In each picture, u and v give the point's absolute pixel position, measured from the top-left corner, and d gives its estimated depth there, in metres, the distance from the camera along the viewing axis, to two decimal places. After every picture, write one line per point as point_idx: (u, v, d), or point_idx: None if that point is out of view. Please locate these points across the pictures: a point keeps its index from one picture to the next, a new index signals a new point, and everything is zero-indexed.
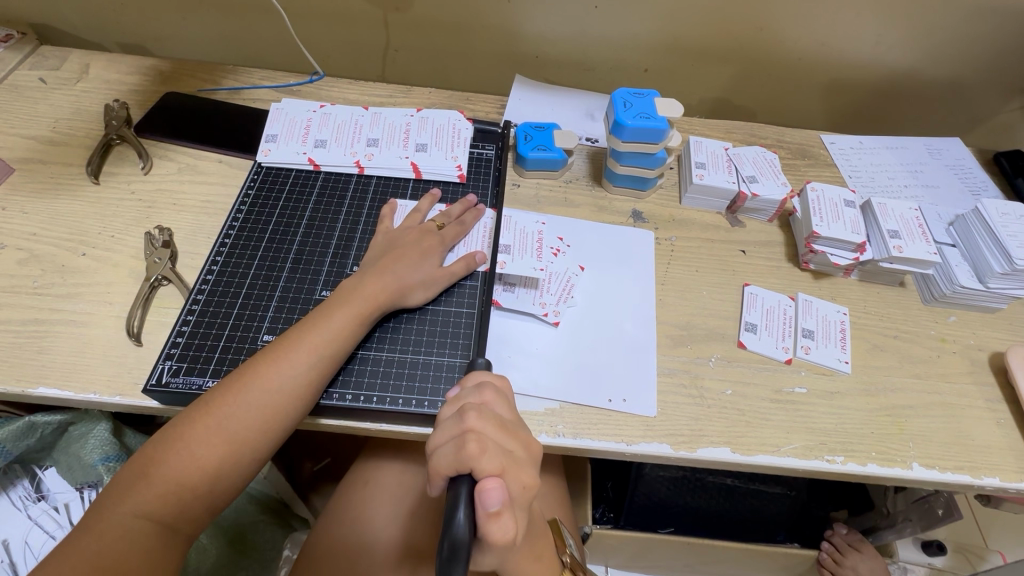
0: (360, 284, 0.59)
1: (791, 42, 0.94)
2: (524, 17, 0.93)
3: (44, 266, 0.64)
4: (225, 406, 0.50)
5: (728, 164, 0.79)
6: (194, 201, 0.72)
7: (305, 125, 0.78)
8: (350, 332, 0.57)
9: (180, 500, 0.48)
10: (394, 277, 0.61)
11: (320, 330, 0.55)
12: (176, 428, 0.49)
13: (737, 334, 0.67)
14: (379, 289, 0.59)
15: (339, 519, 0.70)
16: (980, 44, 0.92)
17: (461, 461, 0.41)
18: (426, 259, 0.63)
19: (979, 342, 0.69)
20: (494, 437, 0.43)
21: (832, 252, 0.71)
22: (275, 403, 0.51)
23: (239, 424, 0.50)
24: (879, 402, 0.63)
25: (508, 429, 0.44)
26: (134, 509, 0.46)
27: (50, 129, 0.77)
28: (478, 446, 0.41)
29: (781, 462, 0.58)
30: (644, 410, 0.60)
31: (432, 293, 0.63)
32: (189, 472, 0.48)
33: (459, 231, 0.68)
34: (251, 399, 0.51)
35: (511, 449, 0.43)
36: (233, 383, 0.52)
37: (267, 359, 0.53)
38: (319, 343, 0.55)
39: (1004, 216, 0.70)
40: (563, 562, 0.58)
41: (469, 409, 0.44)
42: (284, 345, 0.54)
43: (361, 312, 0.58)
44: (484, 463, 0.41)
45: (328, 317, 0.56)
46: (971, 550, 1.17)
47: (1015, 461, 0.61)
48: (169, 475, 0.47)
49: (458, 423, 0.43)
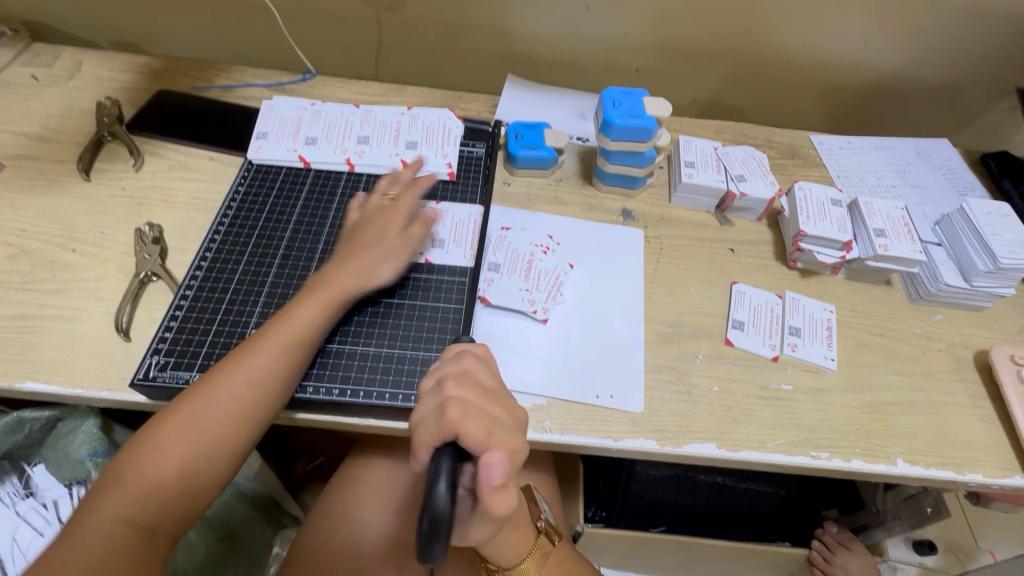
0: (323, 276, 0.60)
1: (781, 43, 0.95)
2: (516, 17, 0.93)
3: (34, 262, 0.64)
4: (196, 404, 0.51)
5: (717, 163, 0.79)
6: (184, 198, 0.72)
7: (297, 122, 0.79)
8: (315, 324, 0.57)
9: (159, 501, 0.48)
10: (355, 263, 0.61)
11: (287, 324, 0.56)
12: (149, 431, 0.50)
13: (724, 331, 0.67)
14: (348, 284, 0.60)
15: (328, 515, 0.70)
16: (968, 45, 0.93)
17: (442, 425, 0.41)
18: (388, 237, 0.64)
19: (964, 339, 0.70)
20: (474, 400, 0.44)
21: (818, 251, 0.71)
22: (246, 398, 0.52)
23: (212, 422, 0.50)
24: (864, 399, 0.64)
25: (488, 395, 0.45)
26: (111, 513, 0.46)
27: (41, 126, 0.78)
28: (459, 409, 0.42)
29: (767, 458, 0.59)
30: (631, 406, 0.61)
31: (397, 265, 0.63)
32: (166, 473, 0.48)
33: (425, 216, 0.68)
34: (222, 397, 0.51)
35: (494, 414, 0.44)
36: (204, 383, 0.52)
37: (236, 356, 0.54)
38: (284, 337, 0.55)
39: (989, 215, 0.71)
40: (539, 527, 0.61)
41: (448, 379, 0.45)
42: (252, 342, 0.55)
43: (324, 303, 0.58)
44: (467, 424, 0.41)
45: (293, 312, 0.57)
46: (962, 549, 1.18)
47: (998, 457, 0.62)
48: (147, 477, 0.48)
49: (437, 393, 0.44)
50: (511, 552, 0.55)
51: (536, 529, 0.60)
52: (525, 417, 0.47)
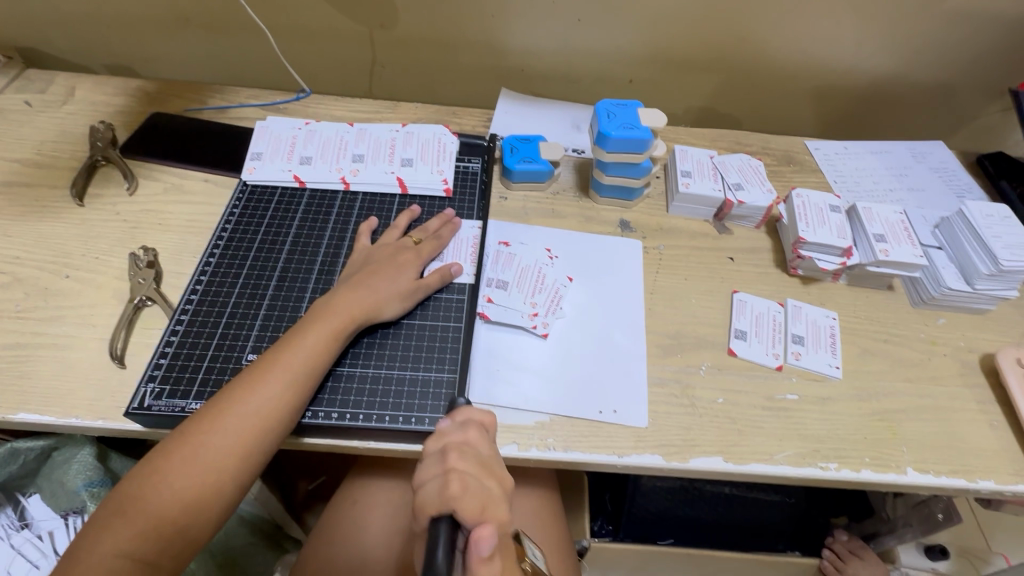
0: (336, 302, 0.59)
1: (774, 50, 0.95)
2: (509, 32, 0.94)
3: (27, 289, 0.63)
4: (203, 435, 0.49)
5: (714, 172, 0.79)
6: (179, 221, 0.72)
7: (291, 142, 0.78)
8: (325, 351, 0.56)
9: (162, 536, 0.46)
10: (369, 291, 0.60)
11: (296, 352, 0.55)
12: (152, 462, 0.48)
13: (726, 341, 0.67)
14: (354, 305, 0.59)
15: (331, 539, 0.69)
16: (958, 48, 0.93)
17: (442, 499, 0.39)
18: (401, 272, 0.63)
19: (969, 343, 0.69)
20: (474, 474, 0.42)
21: (818, 258, 0.71)
22: (255, 429, 0.51)
23: (219, 455, 0.49)
24: (871, 407, 0.63)
25: (488, 467, 0.44)
26: (113, 547, 0.44)
27: (34, 152, 0.77)
28: (460, 483, 0.40)
29: (775, 470, 0.58)
30: (636, 421, 0.60)
31: (409, 303, 0.62)
32: (171, 507, 0.47)
33: (435, 245, 0.67)
34: (231, 426, 0.50)
35: (491, 486, 0.42)
36: (212, 413, 0.51)
37: (243, 385, 0.52)
38: (294, 365, 0.54)
39: (988, 218, 0.70)
40: None
41: (451, 448, 0.43)
42: (261, 368, 0.53)
43: (335, 329, 0.57)
44: (465, 501, 0.39)
45: (301, 338, 0.56)
46: (975, 554, 1.17)
47: (1010, 463, 0.60)
48: (149, 512, 0.46)
49: (439, 462, 0.42)
50: None
51: None
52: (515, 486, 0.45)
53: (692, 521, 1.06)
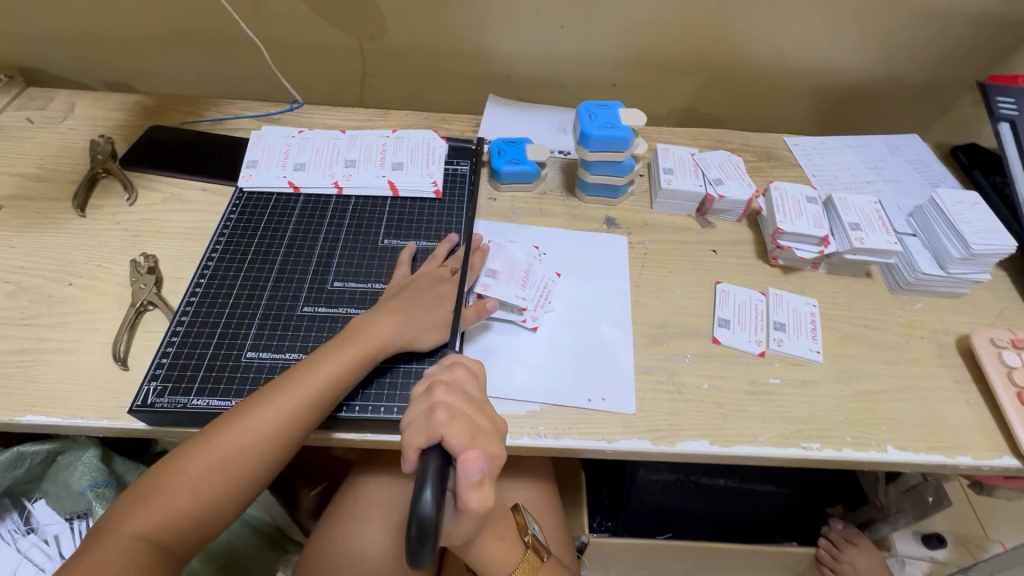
0: (368, 327, 0.60)
1: (751, 51, 0.99)
2: (495, 40, 0.97)
3: (32, 297, 0.66)
4: (227, 438, 0.51)
5: (695, 169, 0.82)
6: (178, 228, 0.74)
7: (286, 150, 0.81)
8: (348, 377, 0.57)
9: (179, 525, 0.49)
10: (403, 325, 0.61)
11: (320, 372, 0.55)
12: (174, 462, 0.50)
13: (710, 330, 0.69)
14: (387, 336, 0.59)
15: (331, 534, 0.71)
16: (929, 44, 0.97)
17: (431, 430, 0.41)
18: (439, 303, 0.63)
19: (945, 326, 0.71)
20: (462, 407, 0.43)
21: (797, 247, 0.73)
22: (275, 441, 0.53)
23: (242, 460, 0.51)
24: (852, 388, 0.65)
25: (477, 405, 0.45)
26: (137, 530, 0.47)
27: (37, 166, 0.80)
28: (446, 413, 0.42)
29: (759, 451, 0.60)
30: (624, 407, 0.62)
31: (441, 337, 0.61)
32: (192, 499, 0.49)
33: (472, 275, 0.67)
34: (253, 435, 0.52)
35: (481, 422, 0.44)
36: (236, 422, 0.52)
37: (267, 398, 0.54)
38: (311, 387, 0.55)
39: (958, 205, 0.73)
40: (524, 542, 0.59)
41: (438, 383, 0.45)
42: (291, 381, 0.55)
43: (362, 354, 0.58)
44: (452, 429, 0.41)
45: (323, 361, 0.56)
46: (971, 541, 1.18)
47: (987, 439, 0.62)
48: (170, 503, 0.49)
49: (427, 395, 0.44)
50: (502, 560, 0.56)
51: (522, 544, 0.59)
52: (507, 428, 0.47)
53: (689, 515, 1.07)
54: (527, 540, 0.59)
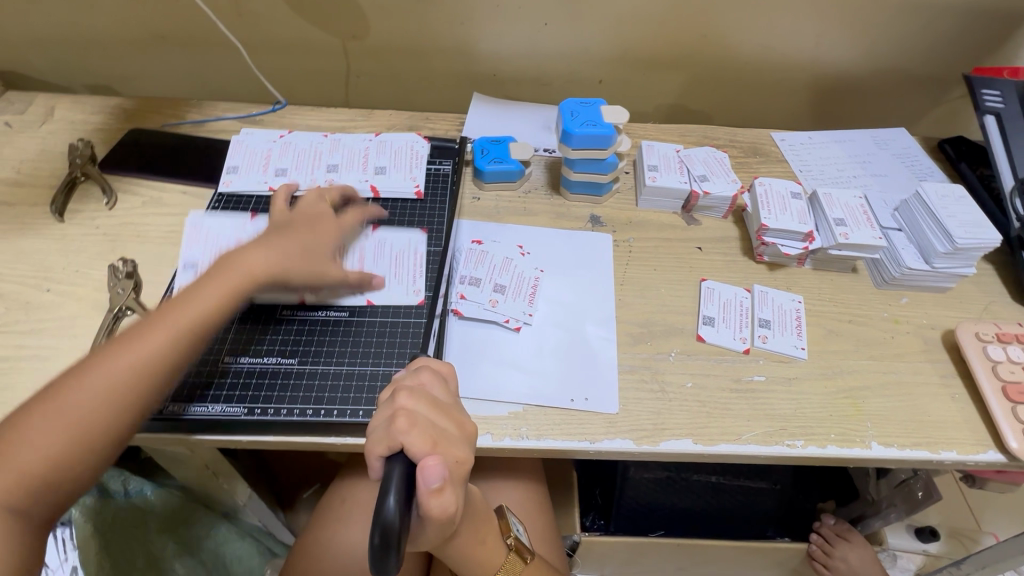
0: (240, 260, 0.60)
1: (736, 46, 0.98)
2: (478, 38, 0.96)
3: (9, 304, 0.65)
4: (82, 382, 0.48)
5: (680, 165, 0.81)
6: (157, 232, 0.73)
7: (267, 154, 0.80)
8: (220, 307, 0.56)
9: (38, 488, 0.43)
10: (275, 258, 0.61)
11: (190, 305, 0.55)
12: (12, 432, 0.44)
13: (695, 328, 0.68)
14: (258, 267, 0.60)
15: (316, 539, 0.70)
16: (916, 36, 0.96)
17: (391, 438, 0.40)
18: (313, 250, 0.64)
19: (931, 321, 0.71)
20: (426, 414, 0.42)
21: (782, 243, 0.73)
22: (144, 381, 0.50)
23: (100, 398, 0.48)
24: (837, 385, 0.65)
25: (442, 408, 0.44)
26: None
27: (14, 171, 0.79)
28: (407, 421, 0.41)
29: (743, 450, 0.59)
30: (607, 407, 0.61)
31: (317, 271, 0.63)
32: (42, 453, 0.44)
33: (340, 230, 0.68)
34: (117, 372, 0.49)
35: (444, 426, 0.43)
36: (86, 367, 0.49)
37: (129, 338, 0.51)
38: (179, 320, 0.53)
39: (943, 198, 0.72)
40: (507, 546, 0.57)
41: (401, 390, 0.44)
42: (148, 324, 0.53)
43: (231, 285, 0.58)
44: (413, 437, 0.40)
45: (197, 292, 0.56)
46: (964, 534, 1.18)
47: (972, 434, 0.62)
48: (14, 464, 0.43)
49: (391, 403, 0.43)
50: (482, 563, 0.55)
51: (504, 548, 0.57)
52: (477, 432, 0.46)
53: (681, 513, 1.07)
54: (509, 544, 0.57)
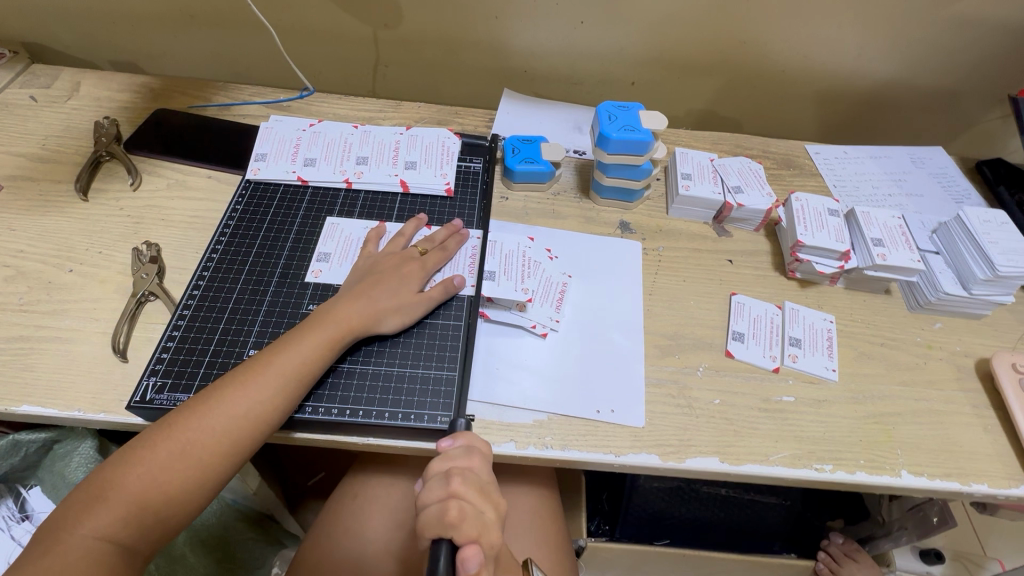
0: (336, 309, 0.59)
1: (775, 54, 0.96)
2: (511, 33, 0.94)
3: (31, 283, 0.64)
4: (189, 424, 0.50)
5: (714, 175, 0.79)
6: (182, 216, 0.72)
7: (295, 143, 0.79)
8: (319, 359, 0.56)
9: (141, 523, 0.47)
10: (370, 303, 0.60)
11: (290, 355, 0.55)
12: (135, 450, 0.48)
13: (724, 343, 0.67)
14: (354, 316, 0.58)
15: (328, 534, 0.69)
16: (959, 55, 0.94)
17: (442, 526, 0.41)
18: (404, 285, 0.62)
19: (965, 348, 0.70)
20: (474, 503, 0.44)
21: (817, 261, 0.72)
22: (246, 430, 0.51)
23: (200, 445, 0.49)
24: (867, 410, 0.63)
25: (487, 494, 0.46)
26: (94, 531, 0.45)
27: (39, 147, 0.78)
28: (458, 512, 0.42)
29: (769, 471, 0.58)
30: (632, 421, 0.60)
31: (406, 321, 0.61)
32: (149, 491, 0.47)
33: (442, 256, 0.67)
34: (220, 419, 0.50)
35: (486, 516, 0.44)
36: (194, 408, 0.51)
37: (234, 382, 0.52)
38: (284, 370, 0.54)
39: (985, 224, 0.71)
40: None
41: (455, 472, 0.45)
42: (251, 366, 0.54)
43: (331, 339, 0.57)
44: (463, 528, 0.42)
45: (304, 339, 0.56)
46: (970, 558, 1.16)
47: (1004, 467, 0.61)
48: (125, 496, 0.46)
49: (442, 486, 0.44)
50: None
51: None
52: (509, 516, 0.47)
53: (687, 522, 1.06)
54: None
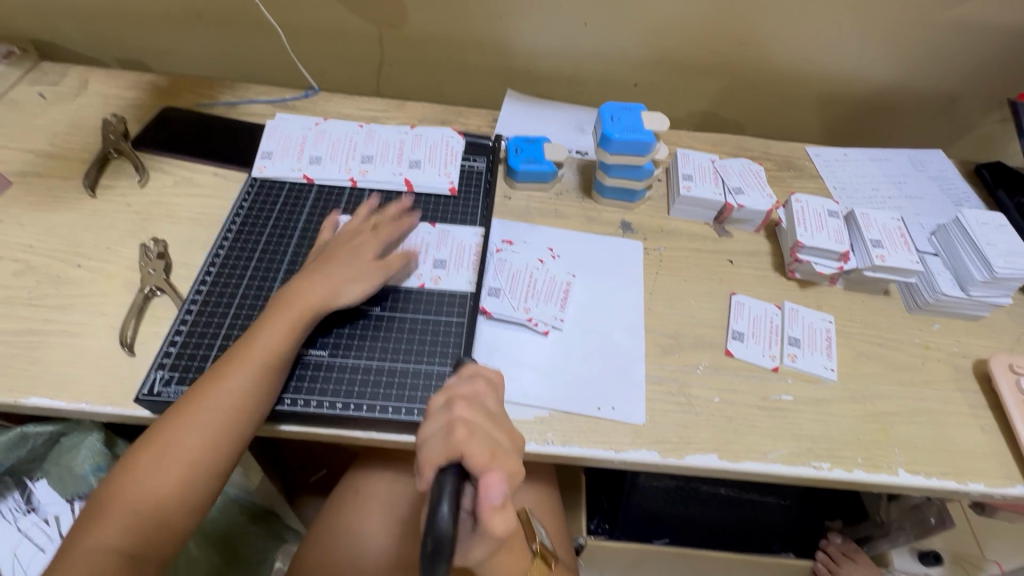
0: (293, 290, 0.60)
1: (776, 57, 0.97)
2: (515, 34, 0.95)
3: (40, 277, 0.65)
4: (172, 428, 0.51)
5: (715, 176, 0.80)
6: (189, 213, 0.73)
7: (301, 141, 0.80)
8: (277, 342, 0.56)
9: (144, 529, 0.48)
10: (323, 278, 0.61)
11: (246, 346, 0.56)
12: (127, 464, 0.50)
13: (724, 342, 0.68)
14: (304, 292, 0.59)
15: (330, 529, 0.70)
16: (959, 58, 0.95)
17: (451, 448, 0.41)
18: (356, 258, 0.63)
19: (963, 349, 0.70)
20: (484, 426, 0.43)
21: (816, 262, 0.72)
22: (229, 422, 0.52)
23: (186, 444, 0.51)
24: (865, 409, 0.64)
25: (496, 420, 0.45)
26: (96, 543, 0.47)
27: (48, 143, 0.79)
28: (465, 432, 0.42)
29: (769, 468, 0.59)
30: (633, 418, 0.61)
31: (364, 286, 0.62)
32: (147, 499, 0.49)
33: (399, 239, 0.68)
34: (203, 417, 0.52)
35: (498, 438, 0.44)
36: (176, 411, 0.52)
37: (210, 380, 0.54)
38: (248, 360, 0.55)
39: (984, 226, 0.71)
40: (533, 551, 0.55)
41: (458, 400, 0.45)
42: (227, 362, 0.55)
43: (288, 323, 0.58)
44: (471, 448, 0.41)
45: (259, 330, 0.57)
46: (967, 560, 1.16)
47: (1000, 467, 0.62)
48: (126, 505, 0.48)
49: (445, 412, 0.44)
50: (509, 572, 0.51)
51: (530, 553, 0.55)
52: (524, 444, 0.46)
53: (685, 521, 1.06)
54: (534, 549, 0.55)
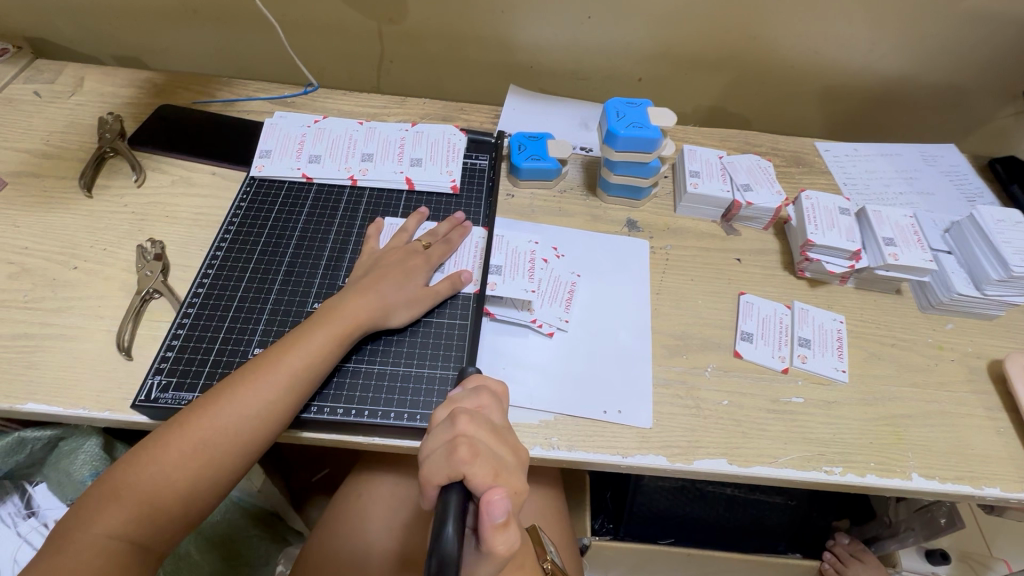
0: (342, 305, 0.58)
1: (785, 50, 0.94)
2: (518, 28, 0.93)
3: (36, 279, 0.64)
4: (201, 422, 0.49)
5: (722, 173, 0.79)
6: (186, 213, 0.72)
7: (300, 140, 0.78)
8: (328, 352, 0.55)
9: (155, 522, 0.47)
10: (378, 297, 0.59)
11: (301, 351, 0.54)
12: (148, 449, 0.48)
13: (733, 343, 0.66)
14: (361, 311, 0.58)
15: (332, 532, 0.69)
16: (973, 50, 0.92)
17: (453, 466, 0.39)
18: (409, 279, 0.62)
19: (977, 349, 0.69)
20: (488, 443, 0.42)
21: (827, 260, 0.71)
22: (257, 427, 0.51)
23: (212, 443, 0.49)
24: (877, 412, 0.62)
25: (500, 435, 0.44)
26: (107, 530, 0.45)
27: (43, 142, 0.78)
28: (469, 450, 0.40)
29: (779, 473, 0.58)
30: (640, 421, 0.60)
31: (417, 312, 0.62)
32: (160, 490, 0.47)
33: (445, 250, 0.67)
34: (230, 419, 0.50)
35: (502, 455, 0.42)
36: (204, 406, 0.50)
37: (241, 382, 0.52)
38: (296, 366, 0.53)
39: (999, 223, 0.70)
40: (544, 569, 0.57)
41: (460, 413, 0.43)
42: (260, 364, 0.53)
43: (341, 333, 0.56)
44: (476, 467, 0.40)
45: (311, 335, 0.55)
46: (976, 559, 1.15)
47: (1016, 470, 0.60)
48: (137, 496, 0.46)
49: (448, 427, 0.42)
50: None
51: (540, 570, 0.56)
52: (530, 459, 0.45)
53: (691, 521, 1.05)
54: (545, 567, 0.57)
